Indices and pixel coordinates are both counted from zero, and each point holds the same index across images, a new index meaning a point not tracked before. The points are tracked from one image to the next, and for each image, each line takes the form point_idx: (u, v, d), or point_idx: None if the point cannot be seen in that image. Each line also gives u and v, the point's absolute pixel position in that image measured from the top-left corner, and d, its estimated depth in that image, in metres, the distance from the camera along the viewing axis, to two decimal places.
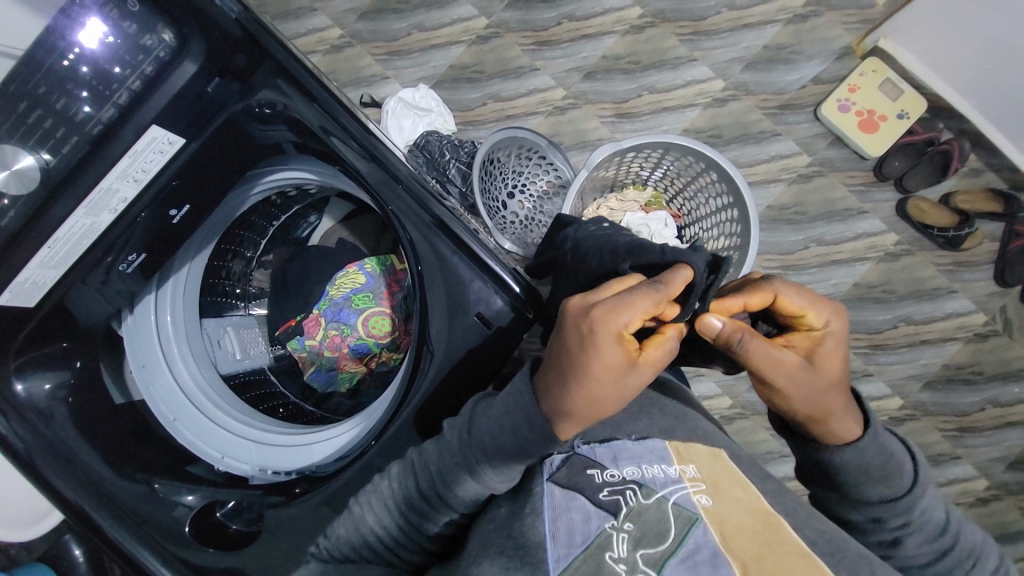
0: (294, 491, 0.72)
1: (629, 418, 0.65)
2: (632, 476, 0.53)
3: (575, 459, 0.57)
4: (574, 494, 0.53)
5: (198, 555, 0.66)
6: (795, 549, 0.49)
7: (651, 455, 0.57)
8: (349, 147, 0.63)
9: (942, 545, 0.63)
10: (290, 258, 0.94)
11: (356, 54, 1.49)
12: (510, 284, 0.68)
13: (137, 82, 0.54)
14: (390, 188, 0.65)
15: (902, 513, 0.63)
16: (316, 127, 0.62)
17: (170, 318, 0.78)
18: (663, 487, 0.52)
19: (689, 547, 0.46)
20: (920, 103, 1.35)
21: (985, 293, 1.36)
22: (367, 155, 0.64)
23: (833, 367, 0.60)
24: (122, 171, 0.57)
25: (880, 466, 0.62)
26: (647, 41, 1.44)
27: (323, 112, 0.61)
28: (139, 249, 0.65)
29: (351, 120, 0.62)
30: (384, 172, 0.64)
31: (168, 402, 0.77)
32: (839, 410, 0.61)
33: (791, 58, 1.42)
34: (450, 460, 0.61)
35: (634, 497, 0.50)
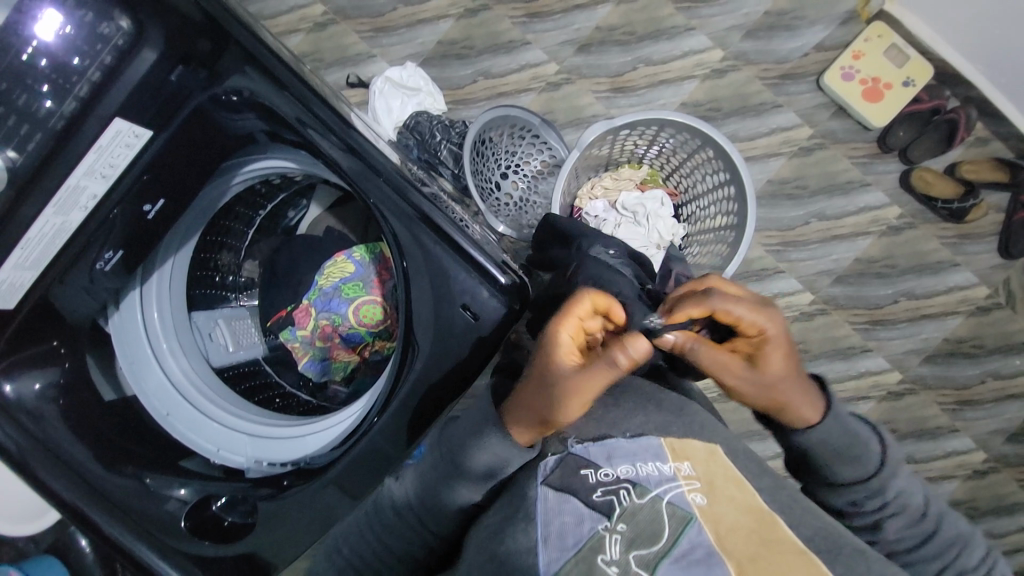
0: (283, 484, 0.73)
1: (623, 414, 0.64)
2: (626, 475, 0.54)
3: (568, 459, 0.57)
4: (567, 497, 0.53)
5: (196, 546, 0.69)
6: (793, 547, 0.50)
7: (645, 452, 0.57)
8: (326, 138, 0.61)
9: (924, 529, 0.66)
10: (278, 248, 0.93)
11: (341, 32, 1.43)
12: (495, 276, 0.66)
13: (97, 73, 0.52)
14: (368, 179, 0.63)
15: (875, 495, 0.66)
16: (291, 118, 0.59)
17: (157, 314, 0.77)
18: (657, 485, 0.53)
19: (683, 547, 0.48)
20: (925, 69, 1.30)
21: (988, 266, 1.33)
22: (345, 146, 0.61)
23: (780, 366, 0.62)
24: (88, 167, 0.55)
25: (846, 450, 0.66)
26: (642, 10, 1.38)
27: (298, 102, 0.59)
28: (117, 246, 0.63)
29: (326, 110, 0.60)
30: (362, 163, 0.62)
31: (161, 397, 0.77)
32: (798, 399, 0.64)
33: (793, 24, 1.36)
34: (439, 470, 0.66)
35: (628, 498, 0.51)
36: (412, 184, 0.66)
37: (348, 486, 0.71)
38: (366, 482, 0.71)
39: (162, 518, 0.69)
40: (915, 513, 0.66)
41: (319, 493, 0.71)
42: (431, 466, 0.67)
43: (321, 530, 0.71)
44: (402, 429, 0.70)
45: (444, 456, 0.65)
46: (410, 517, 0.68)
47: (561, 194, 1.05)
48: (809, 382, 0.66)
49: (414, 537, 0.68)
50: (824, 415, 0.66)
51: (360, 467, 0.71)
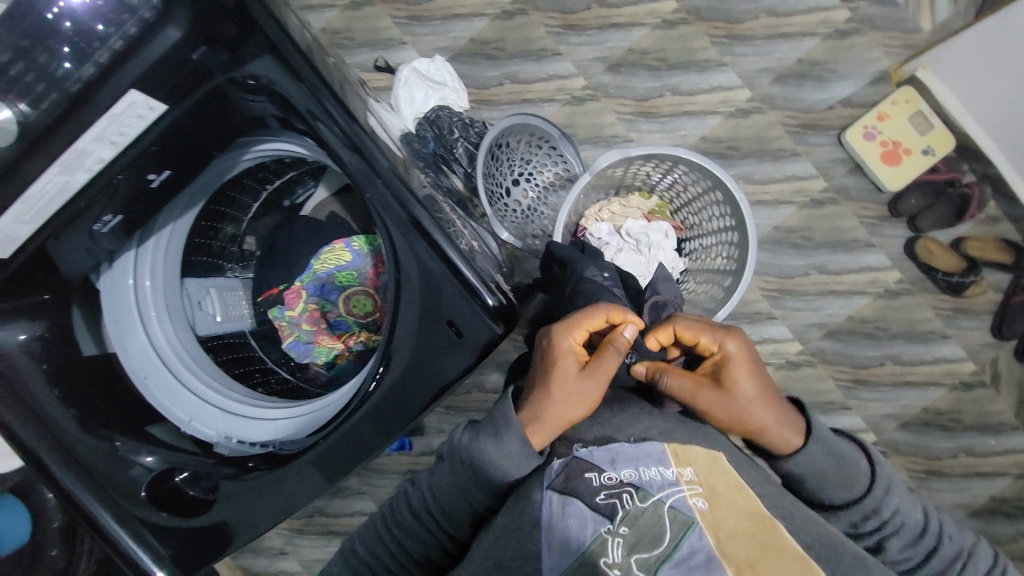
0: (247, 465, 0.74)
1: (630, 419, 0.67)
2: (629, 479, 0.55)
3: (573, 463, 0.59)
4: (570, 499, 0.55)
5: (151, 515, 0.69)
6: (789, 552, 0.50)
7: (648, 457, 0.58)
8: (334, 133, 0.61)
9: (921, 544, 0.68)
10: (279, 225, 0.94)
11: (375, 15, 1.43)
12: (483, 295, 0.65)
13: (119, 43, 0.51)
14: (370, 181, 0.63)
15: (874, 514, 0.67)
16: (302, 108, 0.59)
17: (149, 282, 0.78)
18: (660, 490, 0.53)
19: (684, 551, 0.48)
20: (948, 139, 1.30)
21: (979, 343, 1.34)
22: (351, 145, 0.62)
23: (751, 390, 0.67)
24: (98, 133, 0.55)
25: (836, 473, 0.67)
26: (677, 39, 1.38)
27: (309, 93, 0.59)
28: (118, 210, 0.64)
29: (337, 106, 0.60)
30: (365, 165, 0.62)
31: (140, 359, 0.78)
32: (771, 423, 0.66)
33: (824, 76, 1.36)
34: (447, 476, 0.69)
35: (631, 501, 0.52)
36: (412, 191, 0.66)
37: (329, 462, 0.71)
38: (335, 474, 0.71)
39: (123, 482, 0.69)
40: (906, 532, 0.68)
41: (286, 478, 0.72)
42: (441, 480, 0.69)
43: (277, 509, 0.72)
44: (373, 426, 0.70)
45: (455, 469, 0.68)
46: (423, 523, 0.71)
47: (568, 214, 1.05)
48: (786, 409, 0.68)
49: (427, 541, 0.71)
50: (805, 442, 0.67)
51: (334, 457, 0.71)
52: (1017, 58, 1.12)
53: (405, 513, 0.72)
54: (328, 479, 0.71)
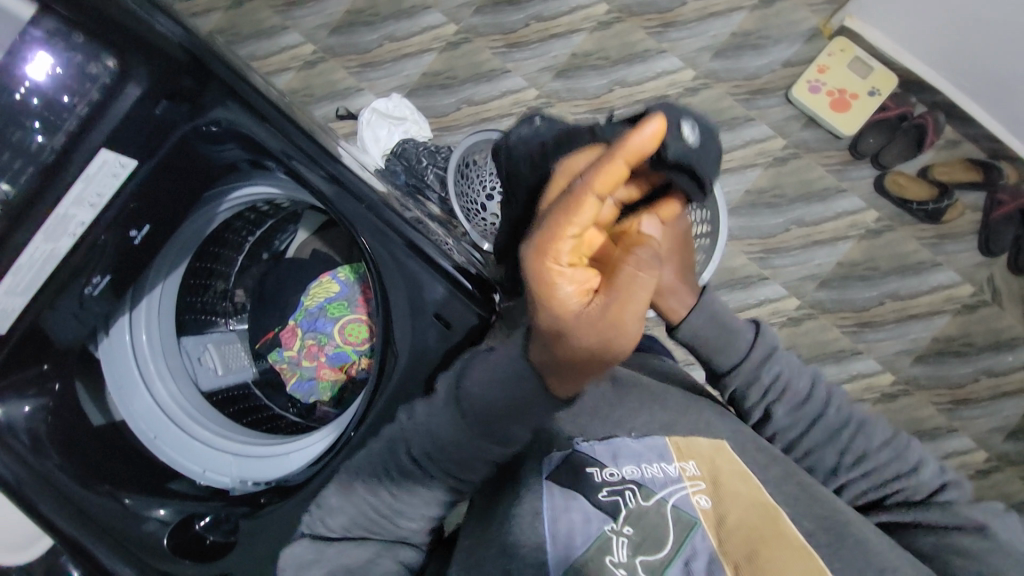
0: (259, 501, 0.74)
1: (631, 411, 0.69)
2: (632, 476, 0.61)
3: (574, 458, 0.63)
4: (575, 495, 0.60)
5: (173, 565, 0.71)
6: (788, 539, 0.57)
7: (651, 452, 0.63)
8: (309, 166, 0.65)
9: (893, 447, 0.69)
10: (266, 273, 0.97)
11: (330, 68, 1.51)
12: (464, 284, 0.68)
13: (85, 109, 0.55)
14: (346, 201, 0.67)
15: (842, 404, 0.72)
16: (275, 149, 0.64)
17: (145, 337, 0.79)
18: (662, 488, 0.60)
19: (687, 552, 0.57)
20: (890, 79, 1.36)
21: (971, 264, 1.35)
22: (327, 175, 0.66)
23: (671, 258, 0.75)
24: (76, 196, 0.58)
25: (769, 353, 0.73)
26: (615, 37, 1.45)
27: (280, 134, 0.64)
28: (106, 271, 0.66)
29: (309, 143, 0.65)
30: (342, 189, 0.66)
31: (148, 421, 0.78)
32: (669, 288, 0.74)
33: (759, 43, 1.42)
34: (439, 415, 0.63)
35: (634, 499, 0.59)
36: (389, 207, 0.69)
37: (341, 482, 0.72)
38: None
39: (139, 538, 0.70)
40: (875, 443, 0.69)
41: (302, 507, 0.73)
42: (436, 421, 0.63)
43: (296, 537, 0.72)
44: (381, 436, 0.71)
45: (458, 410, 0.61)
46: (421, 474, 0.65)
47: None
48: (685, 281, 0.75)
49: (435, 495, 0.66)
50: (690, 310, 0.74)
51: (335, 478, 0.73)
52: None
53: (335, 527, 0.66)
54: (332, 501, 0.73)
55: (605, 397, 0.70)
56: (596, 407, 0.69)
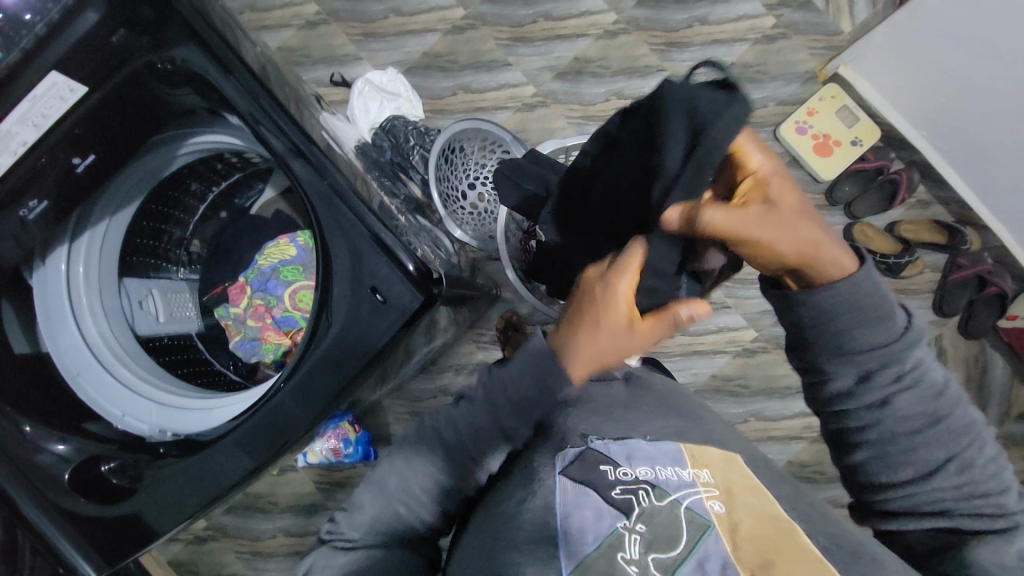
0: (159, 451, 0.74)
1: (609, 411, 0.68)
2: (645, 476, 0.57)
3: (588, 453, 0.60)
4: (586, 490, 0.57)
5: (69, 501, 0.69)
6: (808, 556, 0.51)
7: (664, 456, 0.60)
8: (275, 135, 0.66)
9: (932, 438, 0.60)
10: (226, 226, 0.96)
11: (332, 33, 1.48)
12: (404, 262, 0.66)
13: (44, 29, 0.56)
14: (312, 180, 0.67)
15: (891, 363, 0.61)
16: (247, 115, 0.65)
17: (83, 269, 0.77)
18: (676, 489, 0.56)
19: (700, 554, 0.52)
20: (874, 131, 1.38)
21: (922, 321, 1.38)
22: (295, 150, 0.67)
23: (773, 226, 0.60)
24: (21, 115, 0.58)
25: (869, 304, 0.61)
26: (619, 47, 1.45)
27: (248, 97, 0.65)
28: (44, 196, 0.65)
29: (283, 116, 0.66)
30: (310, 168, 0.67)
31: (73, 356, 0.77)
32: (822, 239, 0.61)
33: (756, 78, 1.44)
34: (478, 415, 0.66)
35: (647, 498, 0.55)
36: (353, 189, 0.69)
37: (255, 437, 0.70)
38: (266, 446, 0.70)
39: (40, 470, 0.68)
40: (905, 430, 0.61)
41: (212, 455, 0.71)
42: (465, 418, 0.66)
43: (206, 493, 0.71)
44: (307, 393, 0.69)
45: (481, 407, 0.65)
46: (455, 460, 0.67)
47: (509, 234, 1.07)
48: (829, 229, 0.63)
49: (472, 471, 0.68)
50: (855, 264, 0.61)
51: (261, 430, 0.70)
52: (943, 51, 1.17)
53: (358, 526, 0.66)
54: (249, 447, 0.70)
55: (619, 398, 0.71)
56: (608, 410, 0.68)
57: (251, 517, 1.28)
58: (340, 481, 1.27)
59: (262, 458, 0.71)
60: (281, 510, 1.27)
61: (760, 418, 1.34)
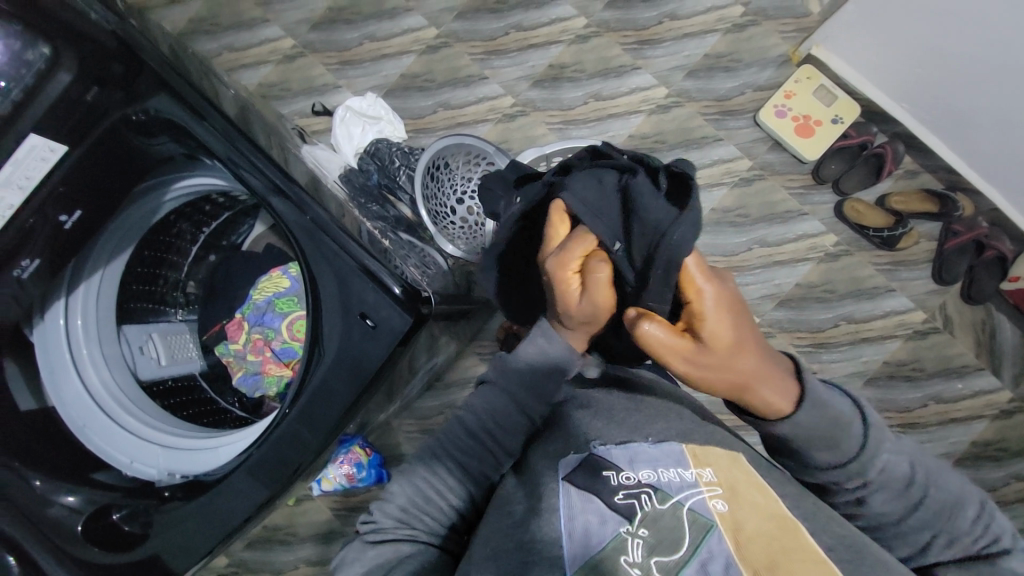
0: (164, 495, 0.75)
1: (623, 416, 0.66)
2: (647, 479, 0.57)
3: (591, 460, 0.59)
4: (590, 496, 0.56)
5: (82, 551, 0.69)
6: (811, 553, 0.52)
7: (668, 458, 0.59)
8: (254, 174, 0.68)
9: (912, 494, 0.62)
10: (219, 264, 0.97)
11: (309, 64, 1.50)
12: (390, 285, 0.67)
13: (20, 93, 0.58)
14: (294, 215, 0.68)
15: (857, 477, 0.62)
16: (224, 157, 0.67)
17: (81, 321, 0.79)
18: (679, 491, 0.55)
19: (704, 555, 0.51)
20: (853, 108, 1.38)
21: (923, 291, 1.37)
22: (275, 188, 0.68)
23: (723, 343, 0.56)
24: (5, 178, 0.60)
25: (827, 434, 0.61)
26: (592, 50, 1.47)
27: (223, 139, 0.67)
28: (36, 255, 0.66)
29: (259, 155, 0.68)
30: (290, 202, 0.68)
31: (77, 407, 0.78)
32: (762, 381, 0.59)
33: (731, 66, 1.45)
34: (501, 403, 0.71)
35: (650, 502, 0.54)
36: (333, 219, 0.70)
37: (263, 469, 0.71)
38: (276, 477, 0.71)
39: (51, 524, 0.69)
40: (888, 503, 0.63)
41: (221, 492, 0.72)
42: (492, 398, 0.71)
43: (219, 532, 0.72)
44: (310, 421, 0.70)
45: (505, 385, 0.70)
46: (478, 450, 0.70)
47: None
48: (782, 372, 0.61)
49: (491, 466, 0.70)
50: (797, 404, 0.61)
51: (270, 461, 0.71)
52: (914, 21, 1.17)
53: (392, 516, 0.69)
54: (260, 476, 0.71)
55: (621, 402, 0.69)
56: (612, 411, 0.67)
57: (271, 551, 1.28)
58: (357, 506, 1.27)
59: (273, 488, 0.71)
60: (301, 540, 1.27)
61: None
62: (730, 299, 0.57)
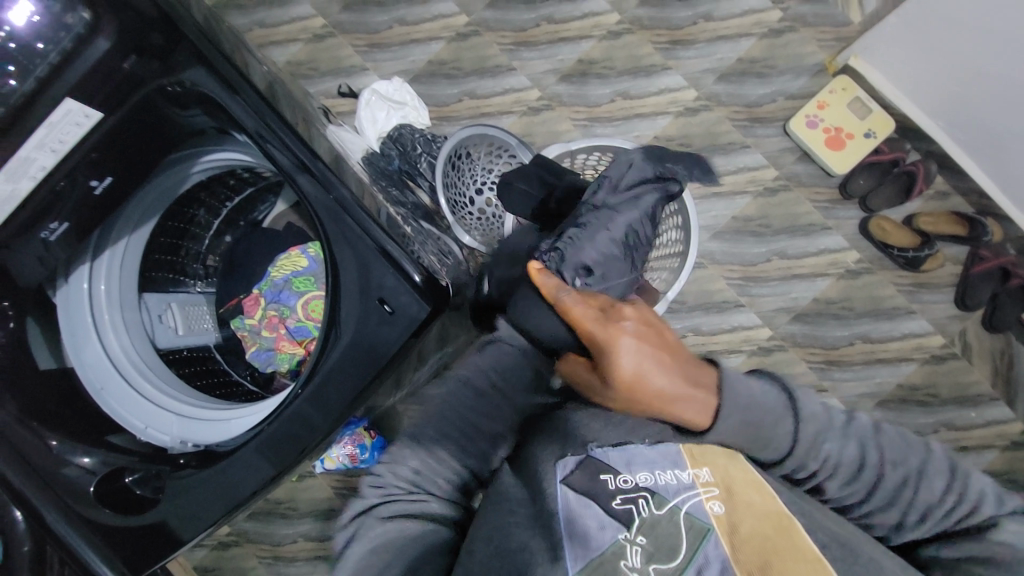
0: (179, 462, 0.77)
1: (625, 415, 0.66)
2: (645, 483, 0.59)
3: (589, 462, 0.60)
4: (589, 501, 0.58)
5: (90, 510, 0.71)
6: (803, 552, 0.56)
7: (664, 459, 0.60)
8: (281, 151, 0.68)
9: (867, 477, 0.65)
10: (239, 239, 0.98)
11: (338, 45, 1.50)
12: (410, 273, 0.67)
13: (57, 57, 0.58)
14: (319, 195, 0.69)
15: (802, 466, 0.65)
16: (253, 133, 0.67)
17: (104, 287, 0.80)
18: (674, 494, 0.58)
19: (700, 561, 0.55)
20: (887, 123, 1.35)
21: (944, 316, 1.34)
22: (301, 166, 0.69)
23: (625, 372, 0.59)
24: (39, 141, 0.60)
25: (756, 433, 0.61)
26: (623, 47, 1.44)
27: (255, 115, 0.67)
28: (65, 217, 0.67)
29: (288, 133, 0.68)
30: (316, 182, 0.69)
31: (96, 370, 0.80)
32: (679, 407, 0.59)
33: (764, 72, 1.41)
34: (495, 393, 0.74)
35: (647, 508, 0.57)
36: (356, 200, 0.70)
37: (273, 446, 0.72)
38: (285, 454, 0.72)
39: (64, 483, 0.70)
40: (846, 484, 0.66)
41: (230, 465, 0.73)
42: (506, 358, 0.76)
43: (226, 501, 0.73)
44: (323, 401, 0.70)
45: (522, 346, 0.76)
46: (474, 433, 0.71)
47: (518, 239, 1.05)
48: (700, 388, 0.60)
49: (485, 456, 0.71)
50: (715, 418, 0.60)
51: (281, 437, 0.72)
52: (958, 38, 1.13)
53: (402, 479, 0.68)
54: (269, 452, 0.72)
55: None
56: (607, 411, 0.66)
57: (272, 523, 1.30)
58: (358, 487, 1.28)
59: (281, 466, 0.72)
60: (301, 515, 1.30)
61: None
62: (633, 333, 0.61)
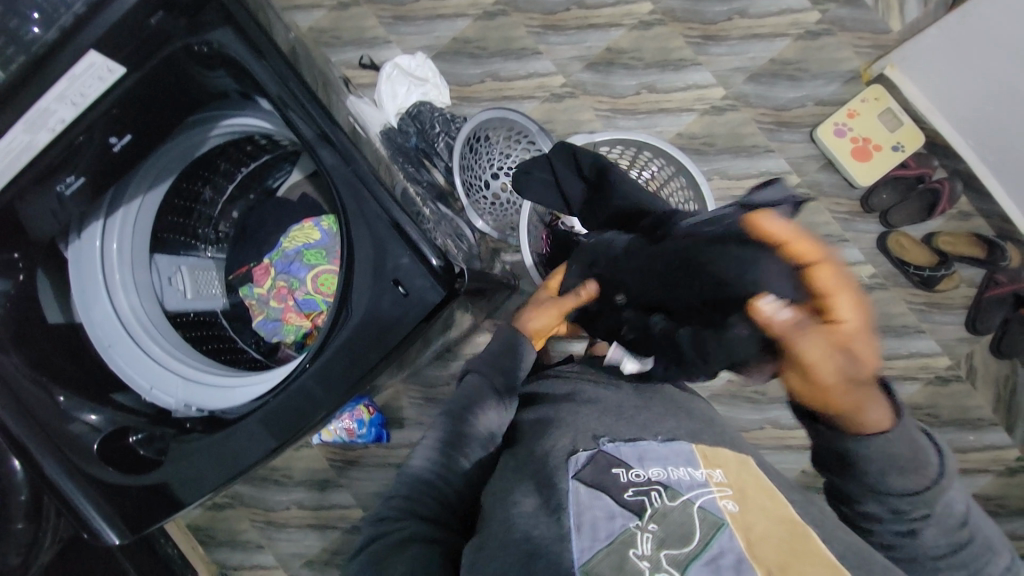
0: (185, 426, 0.77)
1: (634, 417, 0.66)
2: (657, 478, 0.56)
3: (600, 457, 0.59)
4: (599, 493, 0.56)
5: (96, 469, 0.72)
6: (824, 560, 0.50)
7: (676, 458, 0.60)
8: (304, 121, 0.67)
9: (959, 539, 0.59)
10: (252, 207, 0.98)
11: (361, 15, 1.47)
12: (427, 256, 0.66)
13: (83, 8, 0.56)
14: (339, 169, 0.68)
15: (924, 504, 0.59)
16: (276, 100, 0.66)
17: (116, 246, 0.79)
18: (689, 489, 0.55)
19: (715, 549, 0.50)
20: (917, 137, 1.32)
21: (954, 337, 1.33)
22: (324, 139, 0.67)
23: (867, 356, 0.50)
24: (59, 93, 0.59)
25: (910, 458, 0.58)
26: (653, 39, 1.41)
27: (279, 81, 0.66)
28: (81, 172, 0.67)
29: (313, 103, 0.67)
30: (338, 157, 0.67)
31: (104, 328, 0.80)
32: (873, 400, 0.55)
33: (796, 75, 1.38)
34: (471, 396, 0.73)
35: (659, 499, 0.54)
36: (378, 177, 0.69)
37: (277, 417, 0.72)
38: (290, 428, 0.72)
39: (68, 436, 0.71)
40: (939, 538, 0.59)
41: (233, 433, 0.73)
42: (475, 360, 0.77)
43: (226, 470, 0.74)
44: (331, 376, 0.70)
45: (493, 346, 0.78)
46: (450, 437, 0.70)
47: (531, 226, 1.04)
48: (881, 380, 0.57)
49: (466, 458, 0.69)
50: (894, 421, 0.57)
51: (286, 408, 0.72)
52: (1002, 53, 1.09)
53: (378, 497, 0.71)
54: (272, 423, 0.72)
55: (630, 400, 0.70)
56: (620, 408, 0.68)
57: (267, 489, 1.32)
58: (354, 460, 1.30)
59: (283, 438, 0.73)
60: (295, 484, 1.31)
61: (776, 426, 1.30)
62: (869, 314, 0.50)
